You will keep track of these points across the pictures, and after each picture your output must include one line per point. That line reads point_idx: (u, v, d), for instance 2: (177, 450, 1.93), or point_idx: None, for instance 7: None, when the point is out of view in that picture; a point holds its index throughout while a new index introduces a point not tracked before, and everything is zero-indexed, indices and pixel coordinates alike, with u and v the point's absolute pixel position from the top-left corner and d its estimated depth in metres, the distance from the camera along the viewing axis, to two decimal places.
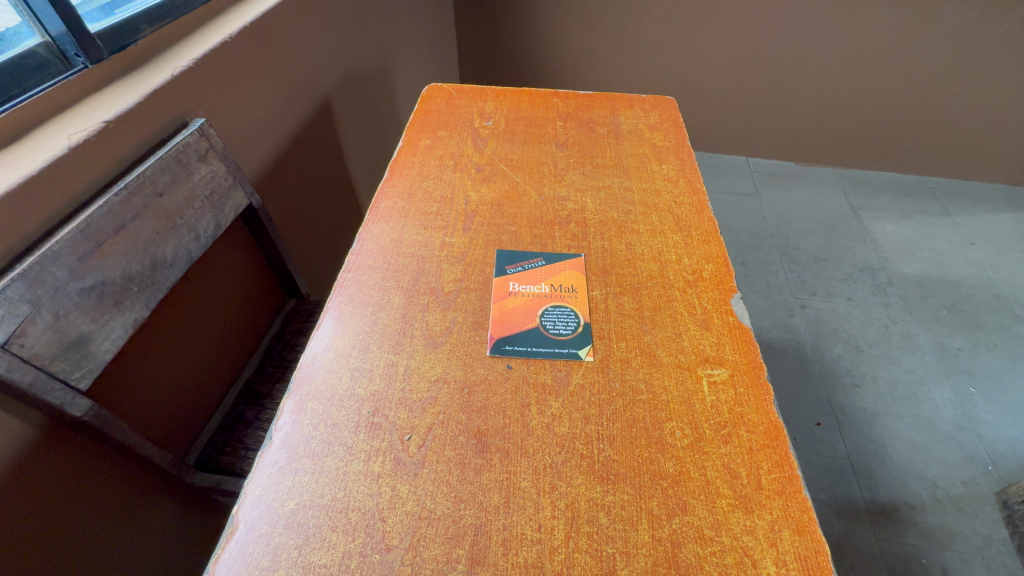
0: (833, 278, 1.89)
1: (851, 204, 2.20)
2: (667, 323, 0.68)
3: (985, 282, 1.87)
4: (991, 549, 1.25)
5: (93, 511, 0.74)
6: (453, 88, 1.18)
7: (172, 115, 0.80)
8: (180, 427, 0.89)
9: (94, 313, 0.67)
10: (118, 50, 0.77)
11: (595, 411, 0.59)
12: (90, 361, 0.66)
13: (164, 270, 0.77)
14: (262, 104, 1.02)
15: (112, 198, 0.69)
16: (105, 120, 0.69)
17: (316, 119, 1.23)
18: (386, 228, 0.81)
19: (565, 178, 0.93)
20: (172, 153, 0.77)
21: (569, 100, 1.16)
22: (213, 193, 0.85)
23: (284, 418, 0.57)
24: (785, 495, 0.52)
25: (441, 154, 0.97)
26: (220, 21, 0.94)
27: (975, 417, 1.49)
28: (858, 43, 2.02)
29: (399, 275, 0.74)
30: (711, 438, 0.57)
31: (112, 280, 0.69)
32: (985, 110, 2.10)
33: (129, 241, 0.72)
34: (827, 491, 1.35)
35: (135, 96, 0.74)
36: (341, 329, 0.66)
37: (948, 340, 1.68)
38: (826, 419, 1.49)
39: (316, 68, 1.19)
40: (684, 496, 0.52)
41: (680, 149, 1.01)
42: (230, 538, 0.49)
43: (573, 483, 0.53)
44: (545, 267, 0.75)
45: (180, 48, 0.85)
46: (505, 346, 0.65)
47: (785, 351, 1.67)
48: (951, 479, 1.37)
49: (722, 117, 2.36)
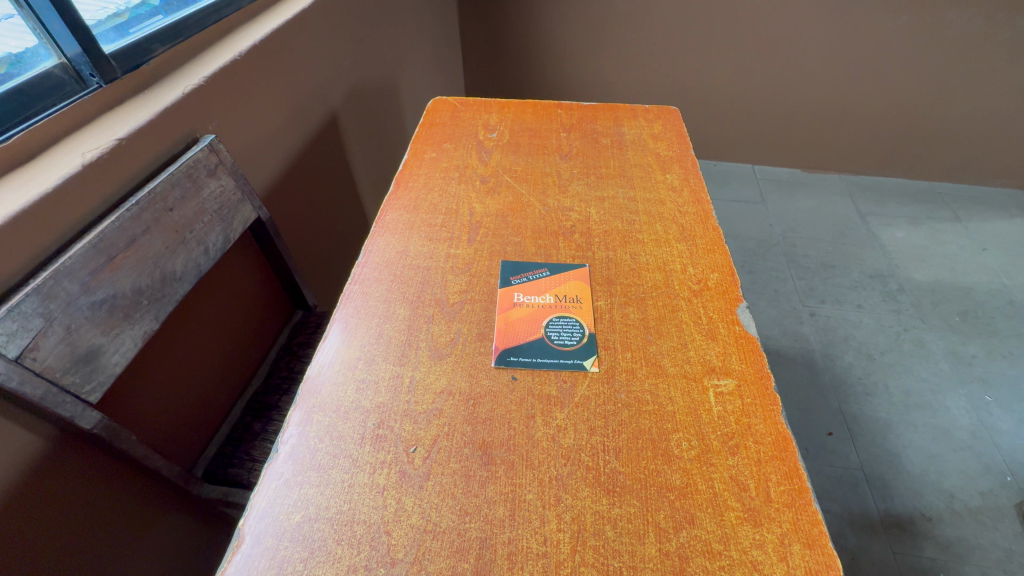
0: (841, 285, 1.87)
1: (859, 211, 2.18)
2: (673, 333, 0.68)
3: (998, 289, 1.84)
4: (1012, 562, 1.21)
5: (88, 514, 0.72)
6: (457, 100, 1.19)
7: (183, 132, 0.82)
8: (189, 438, 0.90)
9: (105, 326, 0.68)
10: (133, 69, 0.79)
11: (601, 422, 0.59)
12: (101, 373, 0.67)
13: (174, 284, 0.78)
14: (271, 119, 1.04)
15: (124, 214, 0.70)
16: (118, 138, 0.71)
17: (323, 132, 1.25)
18: (390, 240, 0.82)
19: (569, 189, 0.93)
20: (182, 168, 0.79)
21: (573, 111, 1.17)
22: (222, 207, 0.87)
23: (290, 430, 0.58)
24: (795, 508, 0.52)
25: (446, 166, 0.98)
26: (231, 40, 0.96)
27: (992, 426, 1.47)
28: (862, 49, 2.03)
29: (404, 287, 0.74)
30: (718, 450, 0.56)
31: (123, 293, 0.70)
32: (992, 115, 2.09)
33: (139, 255, 0.73)
34: (840, 503, 1.33)
35: (147, 114, 0.76)
36: (346, 341, 0.67)
37: (961, 348, 1.66)
38: (838, 428, 1.47)
39: (323, 83, 1.22)
40: (692, 509, 0.52)
41: (684, 158, 1.01)
42: (236, 551, 0.49)
43: (578, 495, 0.53)
44: (550, 278, 0.76)
45: (192, 67, 0.87)
46: (509, 357, 0.65)
47: (794, 359, 1.65)
48: (968, 490, 1.34)
49: (727, 125, 2.36)
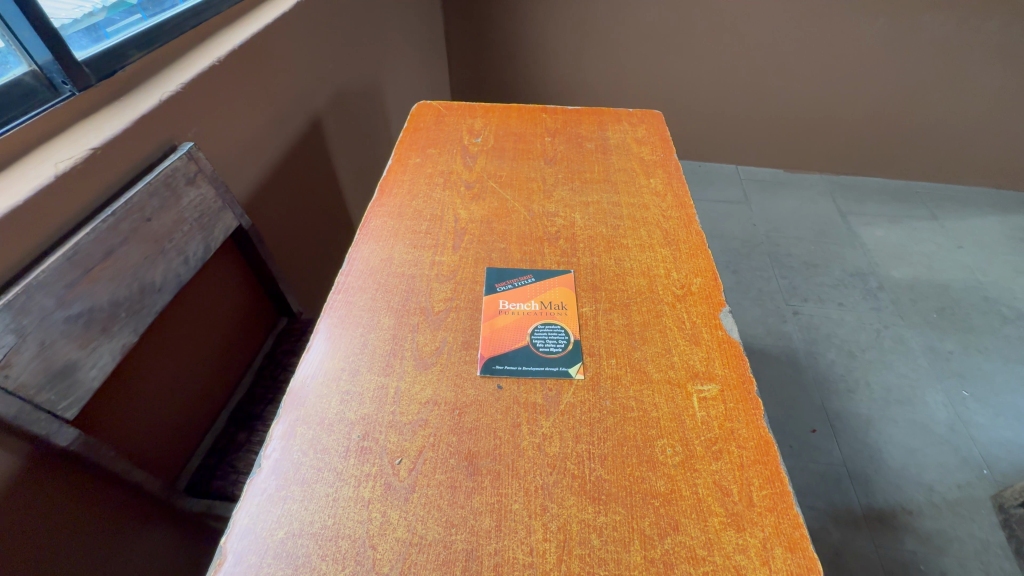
0: (823, 283, 1.91)
1: (840, 210, 2.22)
2: (657, 338, 0.69)
3: (974, 285, 1.89)
4: (988, 553, 1.25)
5: (63, 527, 0.70)
6: (441, 105, 1.19)
7: (160, 141, 0.80)
8: (174, 450, 0.88)
9: (81, 340, 0.66)
10: (107, 76, 0.77)
11: (586, 430, 0.59)
12: (78, 389, 0.65)
13: (153, 294, 0.77)
14: (252, 125, 1.02)
15: (100, 225, 0.68)
16: (92, 147, 0.69)
17: (306, 137, 1.24)
18: (374, 248, 0.81)
19: (554, 194, 0.93)
20: (160, 177, 0.77)
21: (558, 115, 1.17)
22: (202, 216, 0.85)
23: (274, 443, 0.57)
24: (777, 512, 0.52)
25: (431, 172, 0.98)
26: (210, 45, 0.95)
27: (969, 419, 1.51)
28: (841, 52, 2.06)
29: (389, 296, 0.74)
30: (702, 455, 0.57)
31: (100, 306, 0.69)
32: (967, 115, 2.14)
33: (117, 266, 0.71)
34: (824, 498, 1.36)
35: (123, 122, 0.74)
36: (330, 352, 0.66)
37: (939, 343, 1.70)
38: (822, 425, 1.50)
39: (306, 88, 1.20)
40: (676, 515, 0.52)
41: (667, 162, 1.02)
42: (218, 570, 0.48)
43: (564, 504, 0.53)
44: (535, 285, 0.76)
45: (169, 73, 0.85)
46: (495, 366, 0.65)
47: (778, 358, 1.67)
48: (947, 483, 1.37)
49: (711, 126, 2.39)
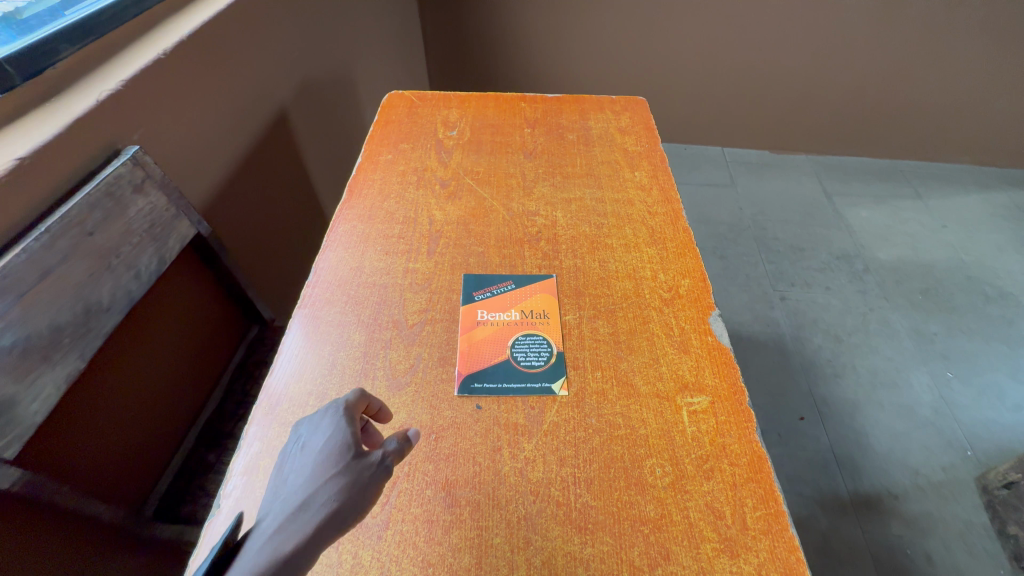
0: (811, 267, 1.89)
1: (826, 191, 2.20)
2: (644, 348, 0.65)
3: (957, 265, 1.89)
4: (971, 533, 1.27)
5: None
6: (414, 94, 1.12)
7: (101, 144, 0.73)
8: (142, 473, 0.83)
9: (18, 372, 0.60)
10: (35, 74, 0.70)
11: (571, 452, 0.55)
12: (17, 426, 0.60)
13: (100, 315, 0.71)
14: (208, 122, 0.95)
15: (33, 244, 0.62)
16: (19, 156, 0.62)
17: (271, 131, 1.16)
18: (343, 256, 0.76)
19: (534, 191, 0.89)
20: (102, 187, 0.71)
21: (537, 104, 1.11)
22: (153, 226, 0.79)
23: (234, 481, 0.53)
24: (772, 535, 0.50)
25: (403, 169, 0.92)
26: (155, 35, 0.87)
27: (953, 401, 1.51)
28: (826, 29, 2.01)
29: (359, 310, 0.69)
30: (692, 475, 0.54)
31: (38, 333, 0.63)
32: (951, 92, 2.12)
33: (56, 287, 0.65)
34: (812, 485, 1.36)
35: (55, 126, 0.67)
36: (296, 374, 0.61)
37: (924, 325, 1.70)
38: (809, 412, 1.49)
39: (268, 79, 1.12)
40: (667, 543, 0.49)
41: (652, 153, 0.98)
42: None
43: (548, 535, 0.50)
44: (515, 292, 0.71)
45: (108, 69, 0.78)
46: (473, 384, 0.61)
47: (765, 344, 1.66)
48: (932, 466, 1.38)
49: (696, 108, 2.34)
